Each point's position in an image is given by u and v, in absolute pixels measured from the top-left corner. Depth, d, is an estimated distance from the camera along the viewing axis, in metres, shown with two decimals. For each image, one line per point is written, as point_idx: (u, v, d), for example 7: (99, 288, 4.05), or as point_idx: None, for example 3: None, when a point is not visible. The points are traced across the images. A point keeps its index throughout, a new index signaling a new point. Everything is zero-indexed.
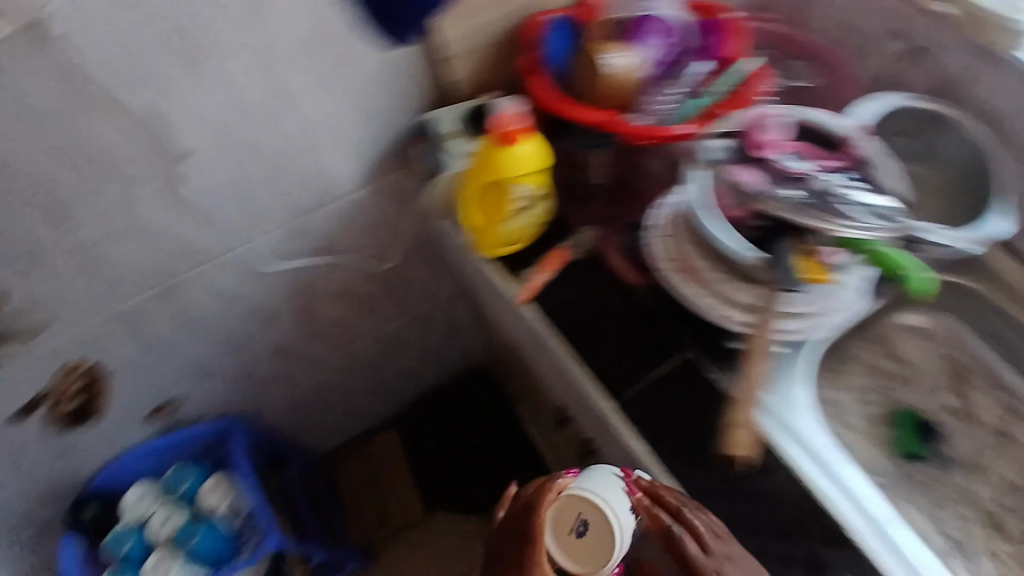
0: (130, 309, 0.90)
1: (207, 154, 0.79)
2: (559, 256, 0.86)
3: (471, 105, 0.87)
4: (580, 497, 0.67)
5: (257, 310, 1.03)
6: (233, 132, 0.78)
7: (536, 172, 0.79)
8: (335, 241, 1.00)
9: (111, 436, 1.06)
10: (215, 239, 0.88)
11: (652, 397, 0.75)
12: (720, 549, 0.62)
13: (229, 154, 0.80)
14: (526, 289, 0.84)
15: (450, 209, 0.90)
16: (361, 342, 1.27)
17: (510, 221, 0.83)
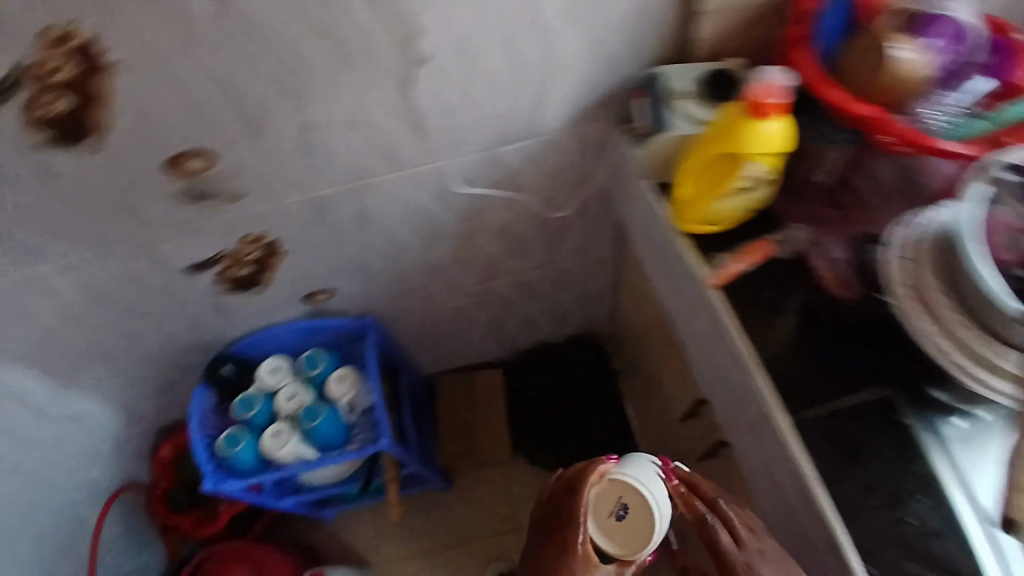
0: (321, 201, 0.91)
1: (443, 66, 0.75)
2: (761, 249, 0.80)
3: (712, 69, 0.81)
4: (620, 482, 0.69)
5: (425, 226, 1.03)
6: (474, 47, 0.74)
7: (777, 154, 0.72)
8: (519, 176, 0.97)
9: (266, 311, 1.12)
10: (418, 150, 0.86)
11: (835, 423, 0.70)
12: (752, 544, 0.67)
13: (463, 70, 0.77)
14: (719, 273, 0.79)
15: (654, 172, 0.85)
16: (501, 281, 1.26)
17: (727, 199, 0.77)
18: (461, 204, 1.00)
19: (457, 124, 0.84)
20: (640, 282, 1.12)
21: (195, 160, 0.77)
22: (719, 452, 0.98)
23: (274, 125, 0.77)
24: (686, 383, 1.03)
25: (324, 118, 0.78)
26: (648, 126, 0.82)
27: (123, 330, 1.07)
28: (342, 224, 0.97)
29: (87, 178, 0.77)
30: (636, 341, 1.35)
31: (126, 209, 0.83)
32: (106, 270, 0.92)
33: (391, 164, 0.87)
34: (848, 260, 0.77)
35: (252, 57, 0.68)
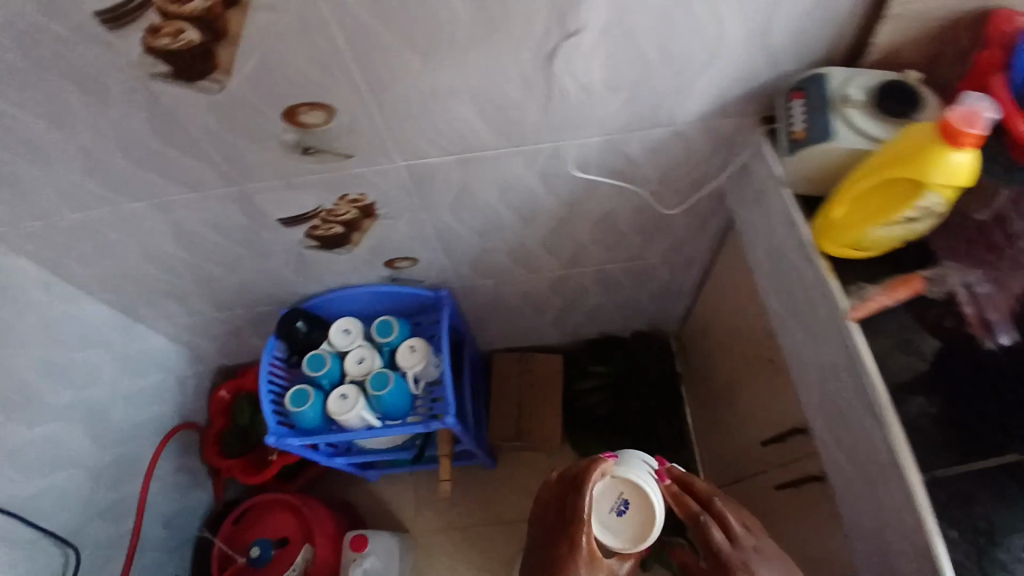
0: (426, 171, 0.85)
1: (595, 40, 0.67)
2: (911, 284, 0.71)
3: (886, 79, 0.72)
4: (619, 477, 0.74)
5: (523, 208, 0.97)
6: (631, 24, 0.66)
7: (961, 187, 0.64)
8: (637, 167, 0.90)
9: (345, 269, 1.08)
10: (540, 130, 0.79)
11: (968, 487, 0.63)
12: (747, 541, 0.68)
13: (616, 45, 0.68)
14: (862, 305, 0.70)
15: (798, 181, 0.76)
16: (583, 270, 1.20)
17: (883, 228, 0.70)
18: (567, 191, 0.93)
19: (591, 104, 0.76)
20: (742, 290, 1.04)
21: (316, 112, 0.71)
22: (807, 486, 0.92)
23: (399, 90, 0.70)
24: (781, 408, 0.97)
25: (453, 88, 0.71)
26: (804, 132, 0.73)
27: (201, 273, 1.05)
28: (442, 196, 0.91)
29: (195, 122, 0.72)
30: (714, 350, 1.28)
31: (228, 158, 0.78)
32: (195, 215, 0.89)
33: (508, 142, 0.81)
34: (1011, 312, 0.69)
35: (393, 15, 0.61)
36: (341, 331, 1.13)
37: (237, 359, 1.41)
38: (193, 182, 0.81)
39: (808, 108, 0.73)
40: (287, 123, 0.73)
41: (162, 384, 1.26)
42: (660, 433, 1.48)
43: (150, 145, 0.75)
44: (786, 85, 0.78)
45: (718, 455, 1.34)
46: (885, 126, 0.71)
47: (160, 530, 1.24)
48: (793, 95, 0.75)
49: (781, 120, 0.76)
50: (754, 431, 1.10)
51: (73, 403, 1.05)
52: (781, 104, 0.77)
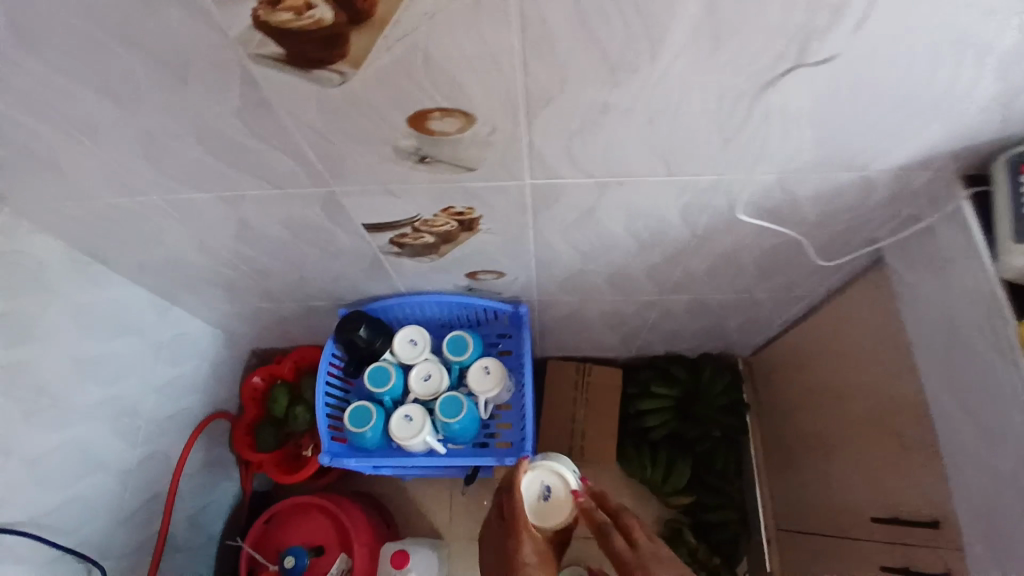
0: (553, 193, 0.70)
1: (822, 75, 0.53)
2: None
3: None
4: (540, 469, 0.86)
5: (645, 238, 0.82)
6: (872, 63, 0.52)
7: None
8: (793, 208, 0.76)
9: (420, 277, 0.95)
10: (705, 164, 0.65)
11: None
12: (646, 548, 0.71)
13: (846, 85, 0.54)
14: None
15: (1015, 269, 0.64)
16: (680, 298, 1.07)
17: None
18: (704, 226, 0.79)
19: (783, 143, 0.62)
20: (876, 351, 0.92)
21: (448, 118, 0.56)
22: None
23: (560, 108, 0.55)
24: (913, 491, 0.87)
25: (624, 113, 0.56)
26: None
27: (256, 268, 0.91)
28: (559, 219, 0.77)
29: (294, 120, 0.58)
30: (807, 395, 1.17)
31: (323, 160, 0.64)
32: (267, 214, 0.75)
33: (662, 174, 0.66)
34: None
35: (590, 19, 0.46)
36: (407, 342, 1.01)
37: (276, 344, 1.29)
38: (273, 181, 0.68)
39: None
40: (412, 127, 0.58)
41: (195, 371, 1.15)
42: (722, 465, 1.40)
43: (233, 140, 0.61)
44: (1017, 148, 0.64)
45: (791, 501, 1.26)
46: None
47: (185, 526, 1.16)
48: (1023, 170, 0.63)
49: (1004, 198, 0.65)
50: (856, 498, 1.02)
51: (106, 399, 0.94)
52: (1000, 176, 0.65)
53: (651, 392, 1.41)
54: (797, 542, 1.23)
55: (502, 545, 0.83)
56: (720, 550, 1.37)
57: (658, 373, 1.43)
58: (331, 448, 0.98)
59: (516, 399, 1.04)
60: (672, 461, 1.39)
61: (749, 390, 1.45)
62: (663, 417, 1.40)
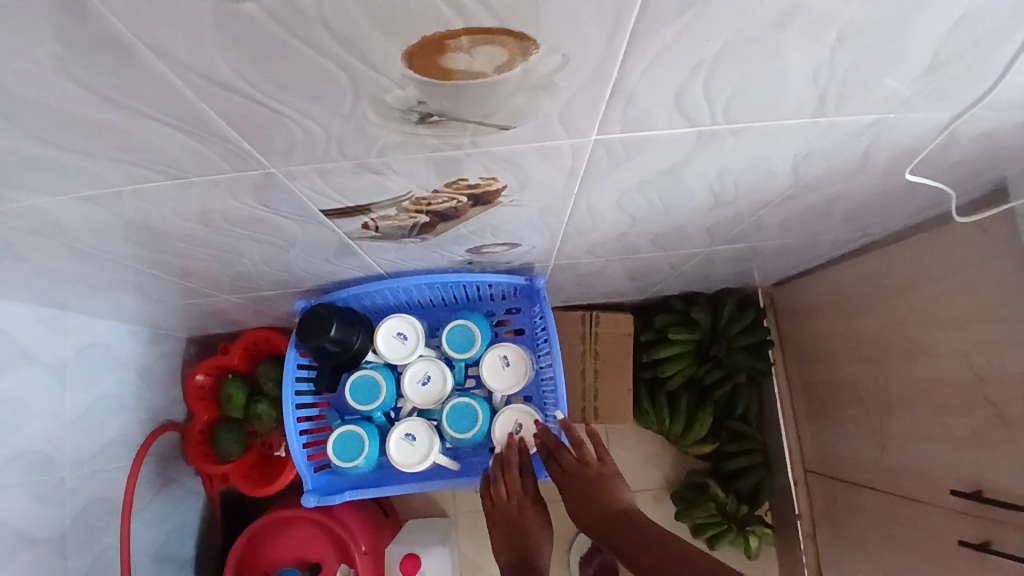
0: (626, 153, 0.45)
1: None
2: None
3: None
4: (511, 413, 0.77)
5: (724, 197, 0.59)
6: None
7: None
8: (947, 149, 0.54)
9: (406, 257, 0.69)
10: (880, 99, 0.41)
11: None
12: (594, 469, 0.70)
13: None
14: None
15: None
16: (730, 248, 0.86)
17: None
18: (815, 175, 0.56)
19: (1000, 64, 0.39)
20: (989, 309, 0.75)
21: (486, 51, 0.30)
22: (1018, 565, 0.73)
23: (705, 24, 0.30)
24: (1014, 466, 0.75)
25: (808, 26, 0.31)
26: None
27: (173, 267, 0.64)
28: (620, 182, 0.52)
29: (188, 63, 0.30)
30: (859, 339, 1.02)
31: (254, 130, 0.37)
32: (171, 207, 0.47)
33: (807, 116, 0.42)
34: None
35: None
36: (393, 337, 0.77)
37: (215, 330, 1.02)
38: (174, 164, 0.40)
39: None
40: (411, 67, 0.31)
41: (118, 385, 0.88)
42: (744, 407, 1.28)
43: (83, 105, 0.33)
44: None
45: (829, 446, 1.16)
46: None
47: (151, 564, 0.96)
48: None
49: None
50: (928, 461, 0.89)
51: (5, 460, 0.70)
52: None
53: (668, 339, 1.24)
54: (834, 490, 1.15)
55: (496, 517, 0.72)
56: (744, 497, 1.29)
57: (676, 316, 1.25)
58: (317, 483, 0.77)
59: (536, 390, 0.83)
60: (693, 413, 1.25)
61: (773, 322, 1.31)
62: (682, 364, 1.25)
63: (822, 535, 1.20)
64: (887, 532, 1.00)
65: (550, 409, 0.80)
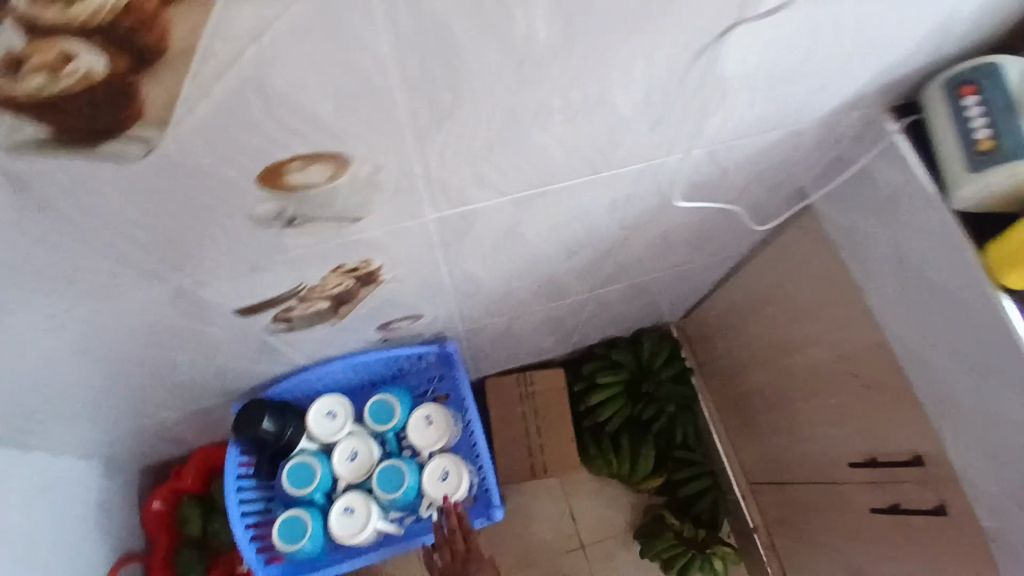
0: (464, 223, 0.58)
1: (765, 39, 0.46)
2: None
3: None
4: (439, 461, 0.85)
5: (574, 244, 0.72)
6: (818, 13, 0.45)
7: None
8: (726, 180, 0.69)
9: (322, 344, 0.78)
10: (633, 152, 0.55)
11: None
12: None
13: (794, 27, 0.46)
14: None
15: (983, 203, 0.62)
16: (615, 287, 0.99)
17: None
18: (635, 216, 0.70)
19: (709, 123, 0.55)
20: (815, 302, 0.88)
21: (313, 167, 0.43)
22: (927, 518, 0.80)
23: (460, 125, 0.43)
24: (884, 429, 0.83)
25: (536, 114, 0.45)
26: (993, 140, 0.58)
27: (114, 389, 0.72)
28: (476, 245, 0.64)
29: (109, 208, 0.42)
30: (751, 349, 1.15)
31: (160, 251, 0.48)
32: (104, 328, 0.57)
33: (588, 174, 0.56)
34: None
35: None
36: (323, 417, 0.85)
37: (166, 455, 1.07)
38: (101, 290, 0.51)
39: (990, 109, 0.58)
40: (264, 186, 0.43)
41: (78, 519, 0.92)
42: (683, 435, 1.36)
43: (22, 255, 0.44)
44: (945, 71, 0.62)
45: (762, 455, 1.23)
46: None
47: None
48: (962, 91, 0.60)
49: (946, 123, 0.61)
50: (829, 444, 0.97)
51: None
52: (939, 102, 0.62)
53: (598, 384, 1.35)
54: (775, 493, 1.22)
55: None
56: (703, 521, 1.36)
57: (600, 362, 1.37)
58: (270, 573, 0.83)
59: (466, 447, 0.90)
60: (636, 450, 1.34)
61: (689, 351, 1.44)
62: (616, 406, 1.34)
63: (779, 541, 1.25)
64: (824, 522, 1.06)
65: (480, 461, 0.89)
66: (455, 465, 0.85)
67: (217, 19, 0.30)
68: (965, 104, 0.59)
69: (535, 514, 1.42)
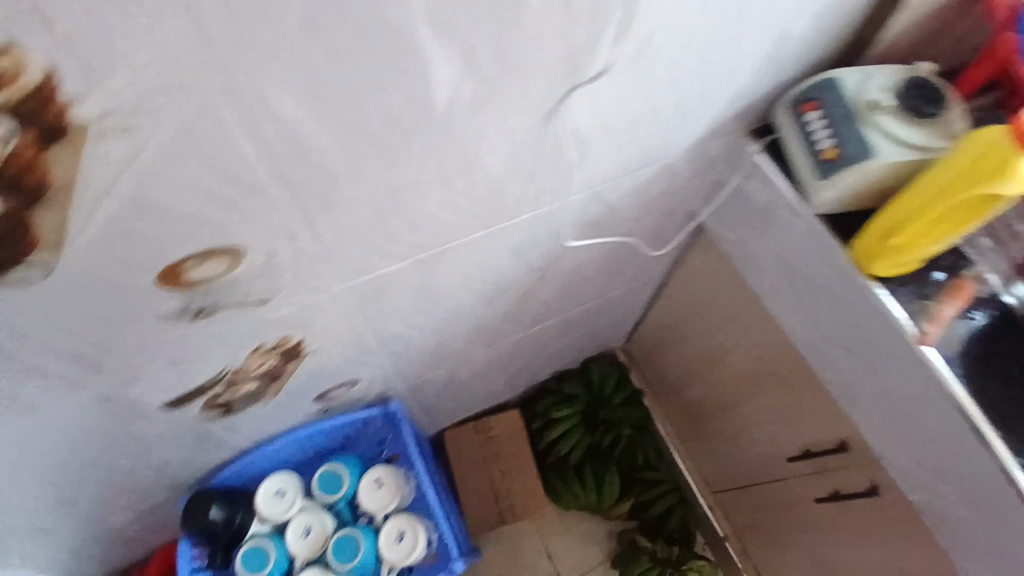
0: (373, 287, 0.61)
1: (607, 91, 0.52)
2: (963, 289, 0.67)
3: (916, 71, 0.65)
4: (394, 521, 0.88)
5: (489, 290, 0.76)
6: (645, 66, 0.51)
7: (990, 204, 0.57)
8: (619, 214, 0.75)
9: (261, 423, 0.79)
10: (517, 202, 0.60)
11: None
12: None
13: (629, 81, 0.52)
14: (934, 322, 0.65)
15: (843, 205, 0.68)
16: (547, 323, 1.03)
17: (944, 245, 0.63)
18: (541, 257, 0.75)
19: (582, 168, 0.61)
20: (728, 313, 0.94)
21: (211, 262, 0.46)
22: (865, 499, 0.84)
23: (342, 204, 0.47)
24: (809, 422, 0.88)
25: (412, 184, 0.50)
26: (835, 149, 0.65)
27: (50, 503, 0.71)
28: (392, 306, 0.67)
29: (15, 329, 0.44)
30: (686, 364, 1.20)
31: (74, 360, 0.50)
32: (29, 444, 0.57)
33: (481, 228, 0.61)
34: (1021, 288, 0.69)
35: (337, 87, 0.38)
36: (272, 497, 0.86)
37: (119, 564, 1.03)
38: (19, 406, 0.52)
39: (831, 122, 0.64)
40: (164, 286, 0.46)
41: None
42: (643, 454, 1.40)
43: None
44: (790, 91, 0.68)
45: (717, 464, 1.27)
46: (925, 127, 0.63)
47: None
48: (804, 108, 0.66)
49: (795, 138, 0.68)
50: (768, 446, 1.02)
51: None
52: (787, 119, 0.68)
53: (554, 419, 1.38)
54: (736, 499, 1.26)
55: None
56: (676, 539, 1.37)
57: (553, 397, 1.40)
58: None
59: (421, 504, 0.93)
60: (600, 477, 1.36)
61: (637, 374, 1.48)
62: (575, 437, 1.37)
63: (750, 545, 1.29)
64: (782, 520, 1.10)
65: (435, 516, 0.91)
66: (410, 523, 0.88)
67: (91, 152, 0.35)
68: (808, 120, 0.66)
69: (513, 560, 1.41)
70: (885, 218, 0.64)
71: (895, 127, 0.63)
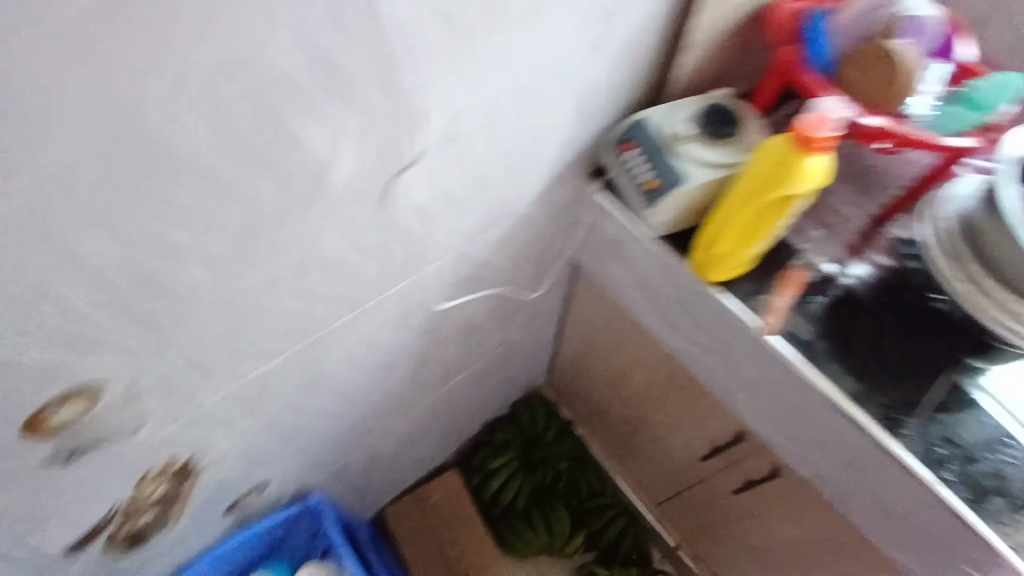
0: (255, 388, 0.62)
1: (431, 169, 0.57)
2: (795, 278, 0.76)
3: (707, 101, 0.75)
4: None
5: (382, 363, 0.79)
6: (460, 144, 0.57)
7: (784, 207, 0.66)
8: (490, 268, 0.81)
9: (173, 549, 0.77)
10: (380, 280, 0.64)
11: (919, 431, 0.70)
12: None
13: (449, 158, 0.57)
14: (772, 314, 0.73)
15: (676, 225, 0.77)
16: (457, 379, 1.05)
17: (766, 244, 0.71)
18: (424, 322, 0.78)
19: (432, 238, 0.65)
20: (619, 336, 1.01)
21: (70, 402, 0.48)
22: (770, 482, 0.91)
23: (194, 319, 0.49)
24: (709, 422, 0.95)
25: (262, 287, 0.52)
26: (654, 180, 0.73)
27: None
28: (282, 402, 0.68)
29: None
30: (601, 390, 1.25)
31: None
32: None
33: (350, 309, 0.64)
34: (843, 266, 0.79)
35: (156, 223, 0.41)
36: None
37: None
38: None
39: (647, 158, 0.73)
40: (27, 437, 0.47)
41: None
42: (587, 484, 1.42)
43: None
44: (609, 135, 0.77)
45: (652, 480, 1.31)
46: (723, 149, 0.73)
47: None
48: (623, 148, 0.75)
49: (621, 175, 0.76)
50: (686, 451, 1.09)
51: None
52: (612, 159, 0.76)
53: (492, 471, 1.39)
54: (677, 510, 1.30)
55: None
56: (632, 558, 1.41)
57: (487, 449, 1.41)
58: None
59: None
60: (548, 517, 1.38)
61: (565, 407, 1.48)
62: (516, 485, 1.38)
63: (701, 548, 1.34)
64: (716, 519, 1.16)
65: None
66: None
67: None
68: (628, 158, 0.75)
69: None
70: (709, 232, 0.72)
71: (700, 152, 0.72)
